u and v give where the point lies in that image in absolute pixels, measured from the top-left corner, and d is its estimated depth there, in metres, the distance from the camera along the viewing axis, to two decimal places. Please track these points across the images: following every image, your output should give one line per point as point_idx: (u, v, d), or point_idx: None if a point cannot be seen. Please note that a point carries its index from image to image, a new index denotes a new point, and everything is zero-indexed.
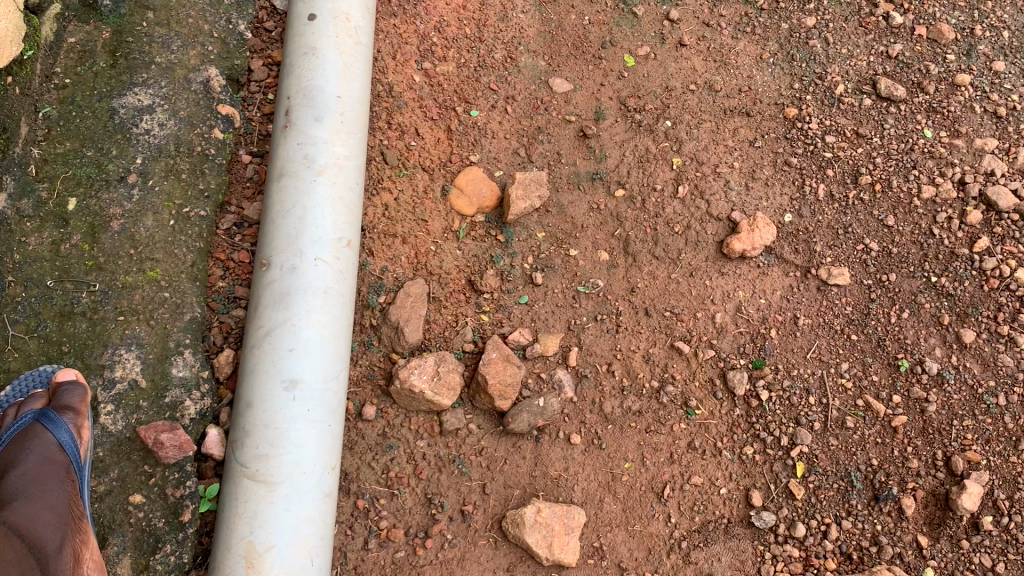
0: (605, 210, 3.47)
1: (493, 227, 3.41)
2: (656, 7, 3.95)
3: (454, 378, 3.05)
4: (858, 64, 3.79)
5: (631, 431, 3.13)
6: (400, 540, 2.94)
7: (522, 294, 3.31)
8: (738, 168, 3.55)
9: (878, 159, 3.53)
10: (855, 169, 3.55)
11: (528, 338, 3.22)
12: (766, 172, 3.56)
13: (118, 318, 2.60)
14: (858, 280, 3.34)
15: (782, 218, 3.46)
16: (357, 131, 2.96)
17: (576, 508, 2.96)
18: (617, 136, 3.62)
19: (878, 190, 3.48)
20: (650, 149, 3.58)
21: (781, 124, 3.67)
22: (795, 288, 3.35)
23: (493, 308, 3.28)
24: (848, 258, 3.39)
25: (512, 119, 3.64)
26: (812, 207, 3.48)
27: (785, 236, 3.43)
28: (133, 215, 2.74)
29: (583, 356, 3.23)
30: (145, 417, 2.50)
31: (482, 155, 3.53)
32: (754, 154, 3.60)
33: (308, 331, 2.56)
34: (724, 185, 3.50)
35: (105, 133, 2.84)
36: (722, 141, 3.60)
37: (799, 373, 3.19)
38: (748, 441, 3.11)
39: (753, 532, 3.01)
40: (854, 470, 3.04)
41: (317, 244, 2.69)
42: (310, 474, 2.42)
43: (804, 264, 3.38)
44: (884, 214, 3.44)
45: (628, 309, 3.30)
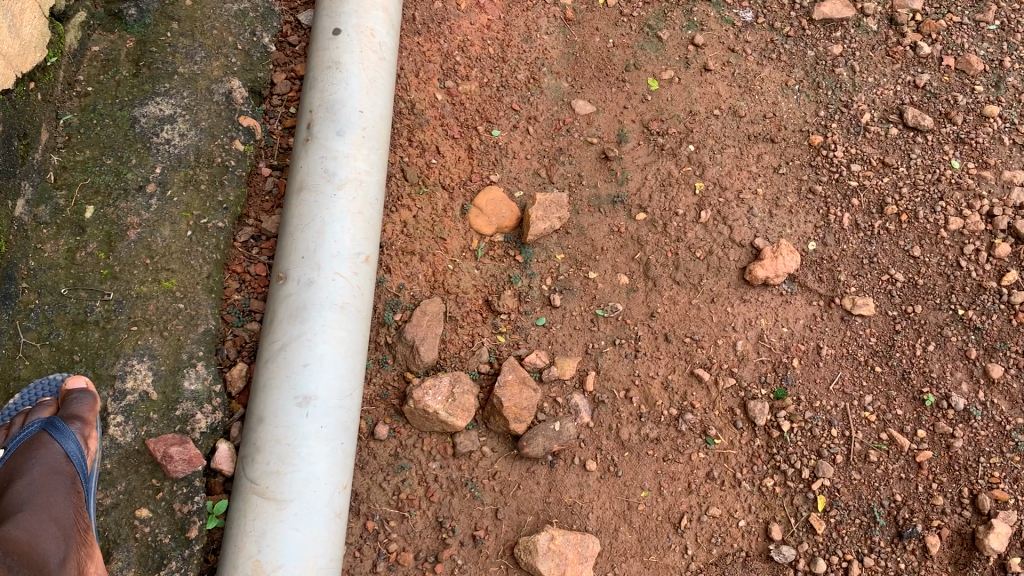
0: (626, 234, 3.42)
1: (512, 248, 3.37)
2: (681, 31, 3.92)
3: (469, 399, 2.99)
4: (885, 93, 3.74)
5: (648, 458, 3.06)
6: (409, 564, 2.88)
7: (539, 316, 3.26)
8: (762, 194, 3.51)
9: (904, 189, 3.48)
10: (881, 199, 3.49)
11: (545, 360, 3.16)
12: (790, 199, 3.51)
13: (131, 328, 2.56)
14: (882, 311, 3.28)
15: (806, 247, 3.40)
16: (379, 147, 2.93)
17: (591, 537, 2.89)
18: (639, 159, 3.58)
19: (904, 221, 3.42)
20: (673, 173, 3.53)
21: (806, 151, 3.62)
22: (819, 318, 3.28)
23: (510, 329, 3.22)
24: (873, 288, 3.32)
25: (534, 140, 3.61)
26: (837, 235, 3.42)
27: (809, 265, 3.37)
28: (150, 224, 2.71)
29: (601, 381, 3.16)
30: (155, 429, 2.45)
31: (502, 174, 3.49)
32: (778, 181, 3.55)
33: (323, 347, 2.51)
34: (747, 212, 3.45)
35: (125, 142, 2.82)
36: (745, 168, 3.56)
37: (821, 405, 3.11)
38: (768, 473, 3.04)
39: (772, 567, 2.91)
40: (877, 505, 2.95)
41: (335, 259, 2.65)
42: (320, 493, 2.36)
43: (828, 294, 3.32)
44: (910, 245, 3.38)
45: (647, 334, 3.24)
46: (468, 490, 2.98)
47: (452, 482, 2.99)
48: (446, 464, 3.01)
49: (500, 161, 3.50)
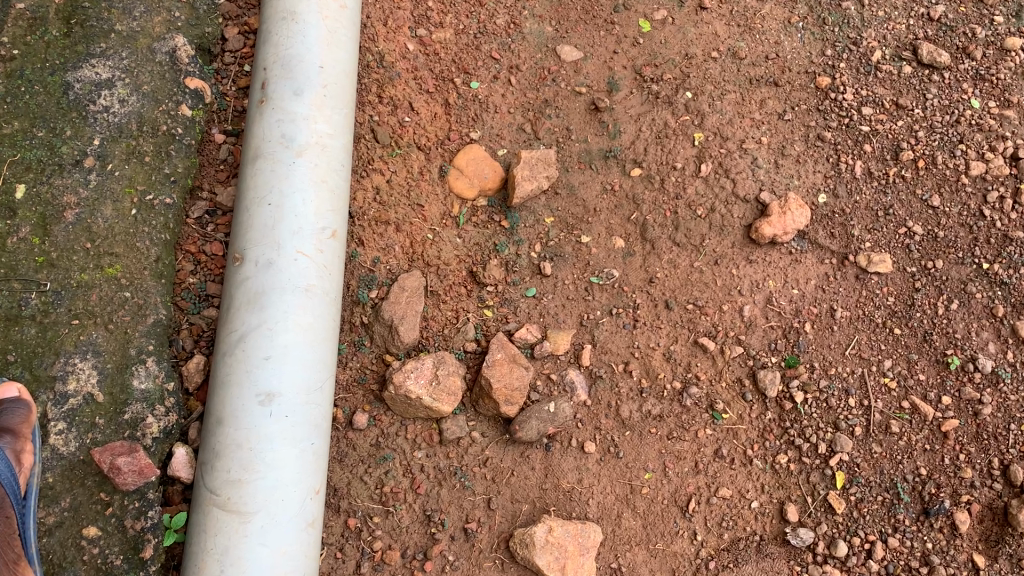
0: (620, 192, 3.14)
1: (497, 212, 3.09)
2: None
3: (455, 382, 2.75)
4: (897, 28, 3.43)
5: (652, 437, 2.82)
6: (396, 563, 2.66)
7: (529, 286, 2.99)
8: (767, 143, 3.22)
9: (920, 132, 3.19)
10: (895, 144, 3.20)
11: (536, 335, 2.90)
12: (797, 148, 3.22)
13: (72, 322, 2.28)
14: (900, 267, 3.02)
15: (817, 199, 3.13)
16: (343, 107, 2.62)
17: (592, 526, 2.67)
18: (632, 109, 3.27)
19: (922, 167, 3.14)
20: (669, 123, 3.23)
21: (813, 95, 3.32)
22: (832, 277, 3.02)
23: (496, 302, 2.96)
24: (891, 242, 3.06)
25: (517, 92, 3.30)
26: (849, 186, 3.14)
27: (819, 220, 3.10)
28: (90, 203, 2.41)
29: (598, 355, 2.91)
30: (101, 437, 2.20)
31: (483, 131, 3.20)
32: (785, 128, 3.26)
33: (287, 336, 2.25)
34: (752, 163, 3.16)
35: (59, 111, 2.48)
36: (748, 115, 3.26)
37: (837, 372, 2.87)
38: (782, 449, 2.80)
39: (789, 551, 2.71)
40: (901, 481, 2.73)
41: (297, 236, 2.37)
42: (289, 501, 2.12)
43: (842, 250, 3.05)
44: (929, 194, 3.11)
45: (647, 302, 2.98)
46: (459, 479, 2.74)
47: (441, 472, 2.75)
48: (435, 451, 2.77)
49: (480, 116, 3.21)
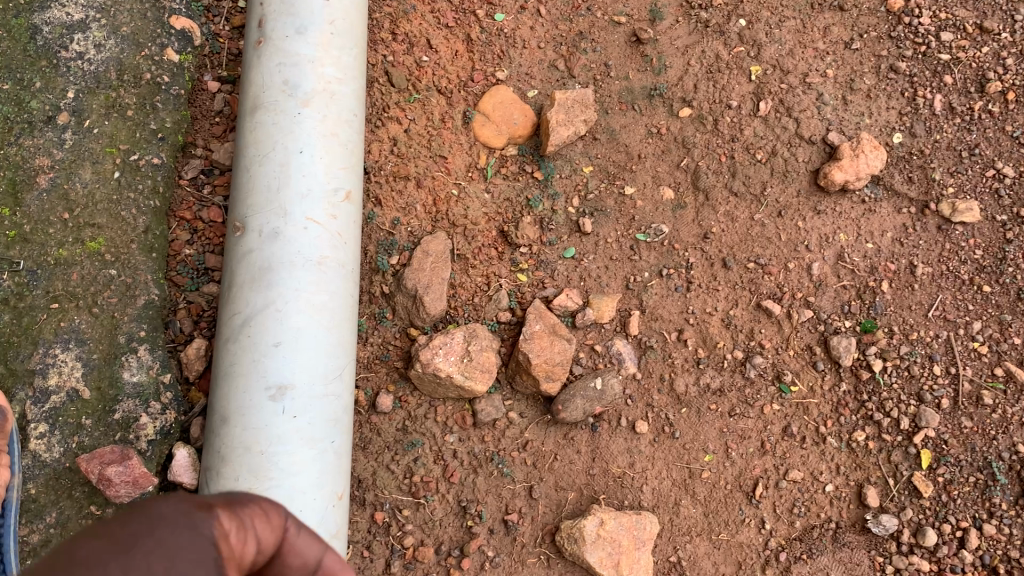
0: (668, 135, 2.79)
1: (530, 162, 2.73)
2: None
3: (489, 358, 2.43)
4: None
5: (711, 414, 2.51)
6: (430, 561, 2.38)
7: (568, 247, 2.66)
8: (833, 77, 2.83)
9: (1010, 59, 2.73)
10: (981, 74, 2.76)
11: (578, 302, 2.58)
12: (868, 81, 2.83)
13: (51, 307, 1.97)
14: (990, 214, 2.62)
15: (892, 140, 2.75)
16: (354, 45, 2.26)
17: (647, 516, 2.38)
18: (678, 40, 2.89)
19: (1012, 99, 2.70)
20: (721, 55, 2.85)
21: (885, 20, 2.89)
22: (911, 228, 2.67)
23: (531, 265, 2.63)
24: (978, 187, 2.66)
25: (548, 23, 2.91)
26: (928, 123, 2.75)
27: (896, 163, 2.73)
28: (66, 166, 2.09)
29: (648, 323, 2.59)
30: (89, 440, 1.91)
31: (510, 70, 2.83)
32: (852, 58, 2.86)
33: (298, 318, 1.93)
34: (817, 100, 2.78)
35: (26, 59, 2.14)
36: (810, 44, 2.86)
37: (919, 337, 2.54)
38: (858, 425, 2.49)
39: (869, 541, 2.41)
40: (995, 459, 2.40)
41: (306, 200, 2.04)
42: (308, 511, 1.84)
43: (922, 198, 2.69)
44: (1020, 130, 2.67)
45: (702, 262, 2.64)
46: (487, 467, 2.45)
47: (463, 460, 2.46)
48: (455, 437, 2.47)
49: (507, 52, 2.83)
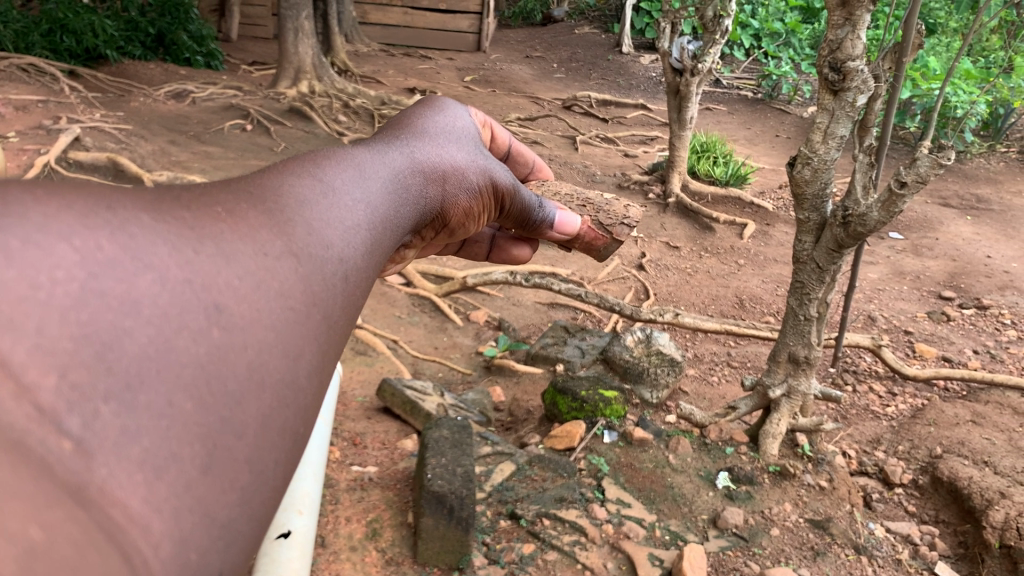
0: (568, 339, 1.96)
1: (473, 309, 2.30)
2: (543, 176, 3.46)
3: (403, 459, 1.38)
4: (760, 209, 3.36)
5: None
6: None
7: (536, 343, 1.98)
8: (725, 318, 2.37)
9: (884, 293, 2.65)
10: (868, 314, 2.45)
11: (565, 374, 1.72)
12: (762, 306, 2.46)
13: None
14: (978, 347, 2.23)
15: (936, 327, 2.38)
16: None
17: None
18: (550, 262, 2.69)
19: (933, 323, 2.42)
20: (585, 278, 2.59)
21: (737, 267, 2.84)
22: (924, 349, 2.17)
23: (493, 366, 1.92)
24: (966, 334, 2.34)
25: None
26: (882, 380, 2.03)
27: (863, 412, 1.85)
28: None
29: (685, 395, 1.71)
30: None
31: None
32: (867, 300, 2.57)
33: None
34: (747, 343, 2.05)
35: None
36: (689, 278, 2.71)
37: None
38: None
39: None
40: None
41: None
42: None
43: (912, 413, 1.86)
44: (974, 348, 2.24)
45: (726, 330, 1.87)
46: (554, 476, 1.32)
47: (572, 461, 1.36)
48: (490, 480, 1.31)
49: None
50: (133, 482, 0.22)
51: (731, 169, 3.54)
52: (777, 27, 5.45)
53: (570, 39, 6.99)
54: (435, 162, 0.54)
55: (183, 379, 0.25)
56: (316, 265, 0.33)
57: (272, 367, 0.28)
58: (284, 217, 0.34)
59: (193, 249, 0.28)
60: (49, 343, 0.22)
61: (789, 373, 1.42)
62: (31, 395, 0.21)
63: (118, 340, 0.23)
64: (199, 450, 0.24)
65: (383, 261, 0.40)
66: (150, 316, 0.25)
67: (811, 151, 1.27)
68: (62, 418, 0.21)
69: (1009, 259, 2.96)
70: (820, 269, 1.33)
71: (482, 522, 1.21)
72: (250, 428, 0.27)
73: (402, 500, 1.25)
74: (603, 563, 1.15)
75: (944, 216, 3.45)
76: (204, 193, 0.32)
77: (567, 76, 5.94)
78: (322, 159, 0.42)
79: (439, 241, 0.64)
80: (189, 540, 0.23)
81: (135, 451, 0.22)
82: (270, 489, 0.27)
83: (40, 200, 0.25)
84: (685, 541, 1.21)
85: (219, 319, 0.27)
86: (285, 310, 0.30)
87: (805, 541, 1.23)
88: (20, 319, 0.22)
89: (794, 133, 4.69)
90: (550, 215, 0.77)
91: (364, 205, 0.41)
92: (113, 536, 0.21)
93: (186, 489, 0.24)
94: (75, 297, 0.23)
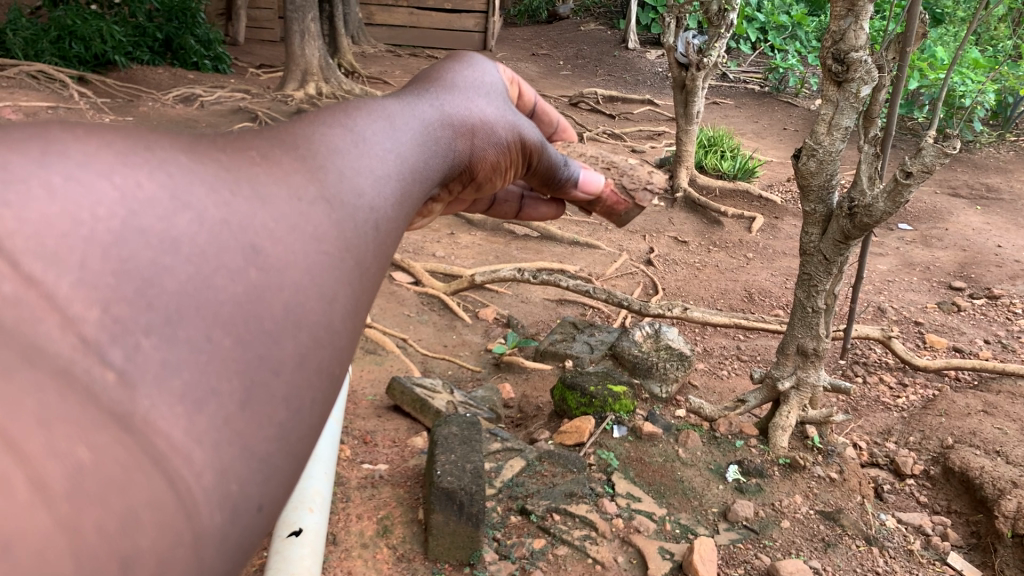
0: (576, 336, 1.96)
1: (482, 307, 2.30)
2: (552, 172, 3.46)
3: (414, 456, 1.39)
4: (768, 202, 3.36)
5: None
6: None
7: (545, 340, 1.99)
8: (734, 310, 2.37)
9: (893, 284, 2.64)
10: (878, 305, 2.45)
11: (574, 370, 1.73)
12: (771, 298, 2.46)
13: None
14: (989, 337, 2.22)
15: (947, 318, 2.38)
16: None
17: None
18: (559, 258, 2.70)
19: (943, 313, 2.41)
20: (595, 273, 2.59)
21: (746, 260, 2.84)
22: (935, 340, 2.16)
23: (503, 363, 1.93)
24: (977, 324, 2.33)
25: (420, 249, 2.64)
26: (891, 371, 2.03)
27: (873, 402, 1.86)
28: None
29: (695, 389, 1.72)
30: None
31: (415, 253, 2.60)
32: (877, 292, 2.56)
33: None
34: (756, 338, 2.05)
35: None
36: (698, 272, 2.71)
37: None
38: None
39: None
40: None
41: None
42: None
43: (922, 403, 1.86)
44: (983, 338, 2.23)
45: (735, 324, 1.87)
46: (564, 471, 1.32)
47: (581, 456, 1.36)
48: (500, 476, 1.31)
49: None
50: (175, 412, 0.22)
51: (739, 163, 3.54)
52: (784, 19, 5.41)
53: (576, 36, 6.99)
54: (466, 118, 0.54)
55: (221, 316, 0.25)
56: (347, 211, 0.34)
57: (308, 309, 0.29)
58: (314, 164, 0.35)
59: (228, 191, 0.29)
60: (93, 278, 0.23)
61: (797, 365, 1.42)
62: (76, 326, 0.21)
63: (157, 277, 0.24)
64: (237, 385, 0.25)
65: (412, 211, 0.40)
66: (189, 254, 0.25)
67: (816, 142, 1.27)
68: (106, 349, 0.22)
69: (1019, 249, 2.95)
70: (827, 260, 1.33)
71: (492, 518, 1.22)
72: (287, 366, 0.27)
73: (413, 497, 1.26)
74: (613, 557, 1.15)
75: (951, 205, 3.45)
76: (237, 140, 0.33)
77: (573, 72, 5.93)
78: (352, 109, 0.42)
79: (465, 197, 0.64)
80: (231, 473, 0.24)
81: (177, 383, 0.23)
82: (308, 429, 0.27)
83: (78, 139, 0.26)
84: (695, 534, 1.21)
85: (255, 261, 0.27)
86: (319, 253, 0.31)
87: (816, 532, 1.23)
88: (64, 255, 0.22)
89: (801, 126, 4.68)
90: (577, 174, 0.78)
91: (395, 155, 0.41)
92: (159, 463, 0.21)
93: (226, 423, 0.24)
94: (116, 234, 0.24)
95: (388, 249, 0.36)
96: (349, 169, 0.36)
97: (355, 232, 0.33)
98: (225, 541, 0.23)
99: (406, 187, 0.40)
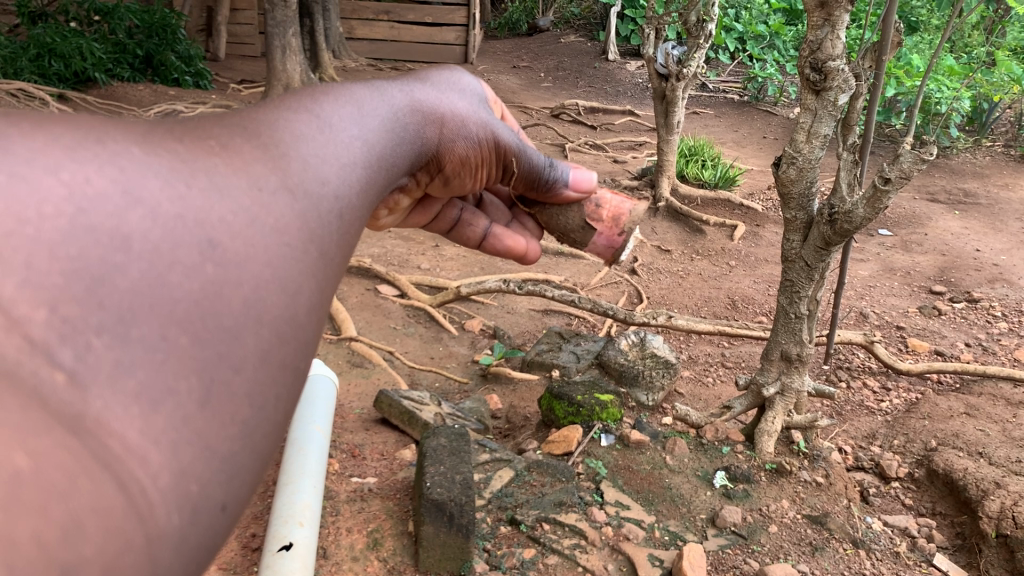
0: (562, 347, 1.96)
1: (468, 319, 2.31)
2: None
3: (403, 469, 1.39)
4: (748, 209, 3.39)
5: None
6: None
7: (532, 350, 1.99)
8: (716, 317, 2.39)
9: (874, 289, 2.67)
10: (859, 309, 2.47)
11: (560, 380, 1.74)
12: (754, 305, 2.48)
13: None
14: (969, 340, 2.24)
15: (928, 321, 2.40)
16: None
17: None
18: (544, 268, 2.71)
19: (923, 317, 2.44)
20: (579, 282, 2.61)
21: (728, 268, 2.86)
22: (916, 343, 2.18)
23: (490, 374, 1.93)
24: (957, 327, 2.36)
25: (406, 262, 2.65)
26: (874, 375, 2.06)
27: (856, 406, 1.88)
28: None
29: (681, 396, 1.73)
30: None
31: (400, 266, 2.60)
32: (859, 297, 2.59)
33: None
34: (740, 344, 2.06)
35: None
36: (681, 279, 2.74)
37: None
38: None
39: None
40: None
41: None
42: None
43: (903, 406, 1.88)
44: (963, 340, 2.26)
45: (719, 331, 1.88)
46: (553, 480, 1.33)
47: (570, 465, 1.37)
48: (489, 486, 1.31)
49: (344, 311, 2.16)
50: (130, 412, 0.24)
51: (720, 171, 3.57)
52: (762, 30, 5.47)
53: (556, 48, 7.03)
54: (437, 109, 0.55)
55: (176, 314, 0.27)
56: (311, 203, 0.35)
57: (269, 302, 0.31)
58: (277, 152, 0.36)
59: (184, 183, 0.30)
60: (40, 279, 0.24)
61: (782, 370, 1.44)
62: (22, 328, 0.23)
63: (109, 276, 0.26)
64: (195, 384, 0.26)
65: (377, 199, 0.42)
66: (142, 252, 0.27)
67: (796, 150, 1.29)
68: (55, 349, 0.23)
69: (996, 251, 2.99)
70: (809, 266, 1.34)
71: (482, 529, 1.22)
72: (247, 364, 0.29)
73: (402, 510, 1.26)
74: (604, 565, 1.16)
75: (929, 210, 3.49)
76: (197, 130, 0.34)
77: (554, 84, 5.97)
78: (320, 95, 0.43)
79: (435, 185, 0.65)
80: (188, 473, 0.26)
81: (132, 382, 0.24)
82: (268, 422, 0.30)
83: (27, 138, 0.28)
84: (685, 540, 1.22)
85: (212, 256, 0.29)
86: (280, 246, 0.32)
87: (803, 537, 1.24)
88: (9, 257, 0.24)
89: (781, 134, 4.73)
90: (562, 185, 0.79)
91: (361, 143, 0.42)
92: (110, 465, 0.23)
93: (184, 422, 0.26)
94: (64, 232, 0.25)
95: (349, 239, 0.38)
96: (311, 156, 0.38)
97: (313, 226, 0.35)
98: (185, 539, 0.26)
99: (370, 176, 0.42)
